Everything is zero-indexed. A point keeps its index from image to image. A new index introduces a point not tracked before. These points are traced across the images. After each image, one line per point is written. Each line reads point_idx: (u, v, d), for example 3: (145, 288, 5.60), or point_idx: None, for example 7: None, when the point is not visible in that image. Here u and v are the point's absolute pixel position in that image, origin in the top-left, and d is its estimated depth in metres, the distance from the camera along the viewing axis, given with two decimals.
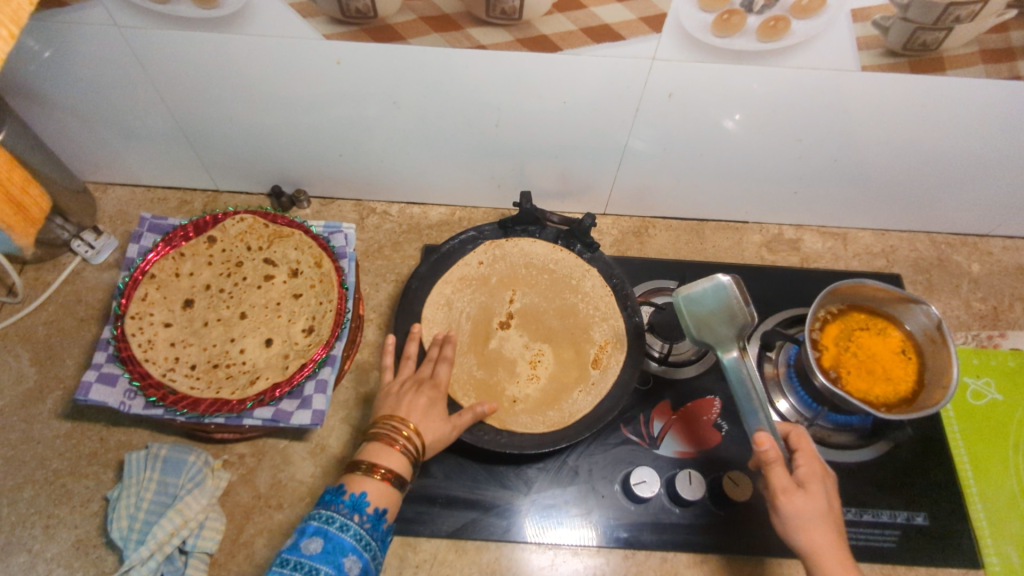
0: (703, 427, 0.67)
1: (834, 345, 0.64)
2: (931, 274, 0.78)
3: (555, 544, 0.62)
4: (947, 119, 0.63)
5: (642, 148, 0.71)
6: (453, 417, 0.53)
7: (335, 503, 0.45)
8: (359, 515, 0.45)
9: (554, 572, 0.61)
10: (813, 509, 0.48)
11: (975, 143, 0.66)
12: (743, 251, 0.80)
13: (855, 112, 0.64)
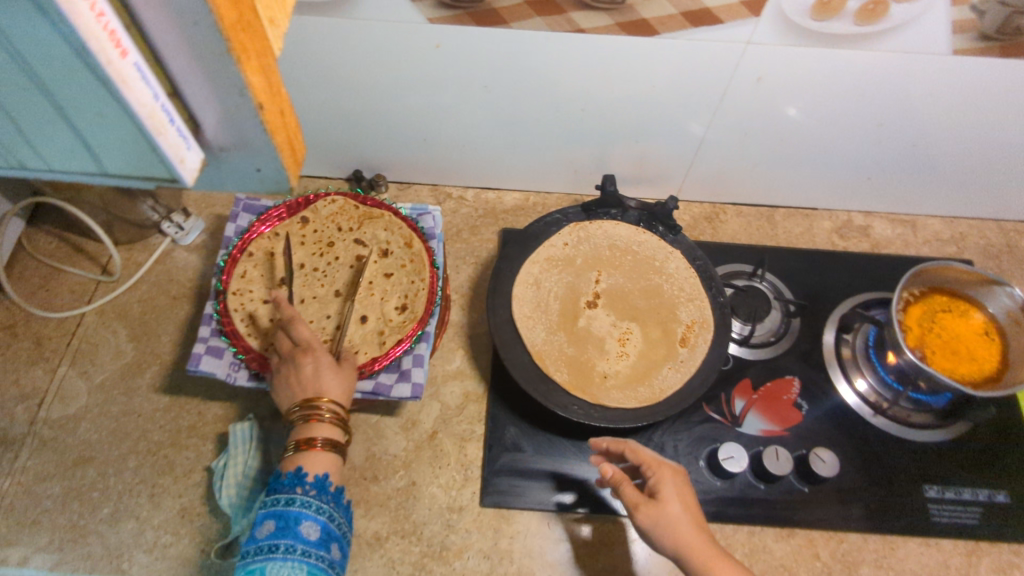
0: (784, 406, 0.68)
1: (918, 326, 0.65)
2: (1001, 260, 0.79)
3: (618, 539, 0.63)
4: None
5: (722, 134, 0.72)
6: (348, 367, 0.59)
7: (279, 486, 0.52)
8: (301, 487, 0.52)
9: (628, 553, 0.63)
10: (677, 521, 0.50)
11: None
12: (814, 236, 0.81)
13: (941, 96, 0.65)
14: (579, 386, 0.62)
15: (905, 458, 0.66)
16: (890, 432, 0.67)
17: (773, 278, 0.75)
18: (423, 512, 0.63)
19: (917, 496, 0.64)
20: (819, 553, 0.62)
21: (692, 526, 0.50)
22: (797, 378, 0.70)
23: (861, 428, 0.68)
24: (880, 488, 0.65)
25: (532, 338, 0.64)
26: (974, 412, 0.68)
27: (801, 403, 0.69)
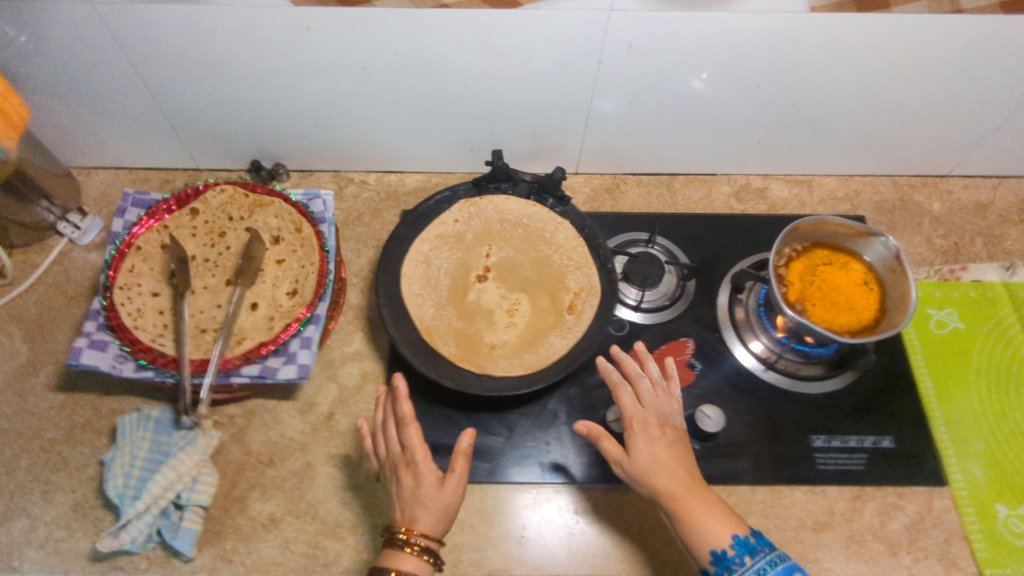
0: (677, 366, 0.70)
1: (800, 280, 0.67)
2: (893, 215, 0.81)
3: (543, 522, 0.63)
4: (900, 56, 0.65)
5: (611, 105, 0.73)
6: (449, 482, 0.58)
7: None
8: None
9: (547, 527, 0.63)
10: (647, 470, 0.55)
11: (928, 79, 0.68)
12: (712, 202, 0.82)
13: (814, 54, 0.66)
14: (466, 358, 0.63)
15: (793, 410, 0.68)
16: (781, 386, 0.69)
17: (666, 242, 0.76)
18: (320, 491, 0.64)
19: (803, 446, 0.66)
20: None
21: (667, 472, 0.55)
22: (691, 340, 0.71)
23: (752, 384, 0.69)
24: (768, 441, 0.67)
25: (421, 315, 0.65)
26: (859, 361, 0.70)
27: (694, 363, 0.70)
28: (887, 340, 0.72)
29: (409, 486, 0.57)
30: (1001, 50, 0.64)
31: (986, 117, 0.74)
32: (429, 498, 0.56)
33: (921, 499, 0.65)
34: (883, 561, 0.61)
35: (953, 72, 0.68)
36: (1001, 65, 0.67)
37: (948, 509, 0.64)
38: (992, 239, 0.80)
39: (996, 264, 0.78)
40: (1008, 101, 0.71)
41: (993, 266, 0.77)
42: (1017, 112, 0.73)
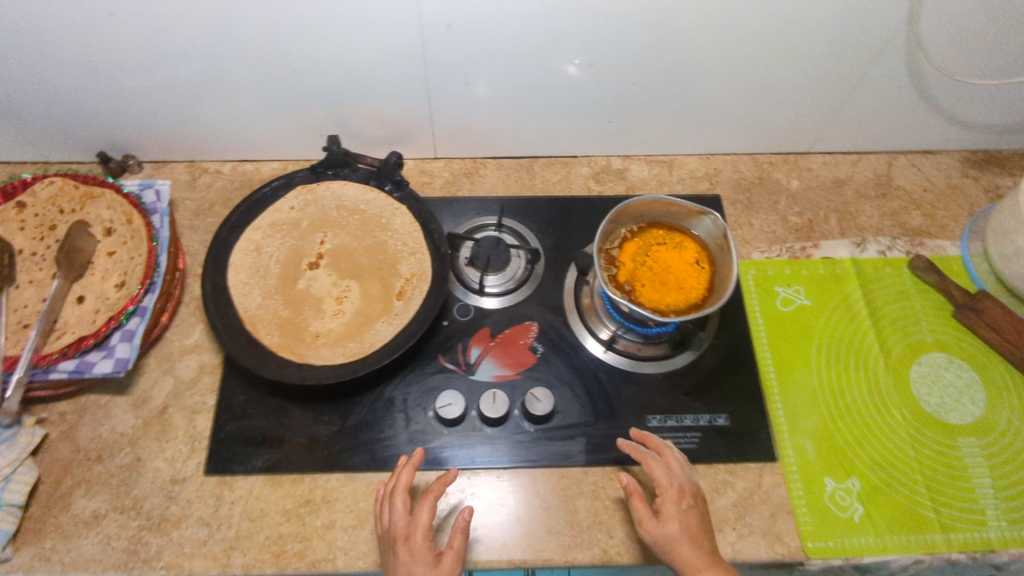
0: (519, 349, 0.70)
1: (631, 261, 0.68)
2: (750, 193, 0.82)
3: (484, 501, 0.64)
4: (726, 32, 0.65)
5: (470, 87, 0.73)
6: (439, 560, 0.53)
7: None
8: None
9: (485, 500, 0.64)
10: (673, 540, 0.54)
11: (762, 54, 0.68)
12: (571, 184, 0.82)
13: (641, 30, 0.65)
14: (288, 346, 0.63)
15: (632, 391, 0.68)
16: (622, 367, 0.70)
17: (511, 223, 0.78)
18: (147, 486, 0.63)
19: (638, 426, 0.66)
20: (539, 490, 0.64)
21: (689, 543, 0.53)
22: (535, 324, 0.72)
23: (592, 366, 0.69)
24: (604, 423, 0.67)
25: (246, 305, 0.64)
26: (699, 340, 0.71)
27: (537, 346, 0.71)
28: (730, 319, 0.73)
29: (405, 562, 0.53)
30: (820, 24, 0.64)
31: (829, 93, 0.74)
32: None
33: (751, 475, 0.65)
34: None
35: (784, 48, 0.68)
36: (827, 41, 0.67)
37: (778, 485, 0.65)
38: (846, 215, 0.80)
39: (848, 241, 0.78)
40: (845, 76, 0.72)
41: (845, 243, 0.78)
42: (857, 86, 0.73)
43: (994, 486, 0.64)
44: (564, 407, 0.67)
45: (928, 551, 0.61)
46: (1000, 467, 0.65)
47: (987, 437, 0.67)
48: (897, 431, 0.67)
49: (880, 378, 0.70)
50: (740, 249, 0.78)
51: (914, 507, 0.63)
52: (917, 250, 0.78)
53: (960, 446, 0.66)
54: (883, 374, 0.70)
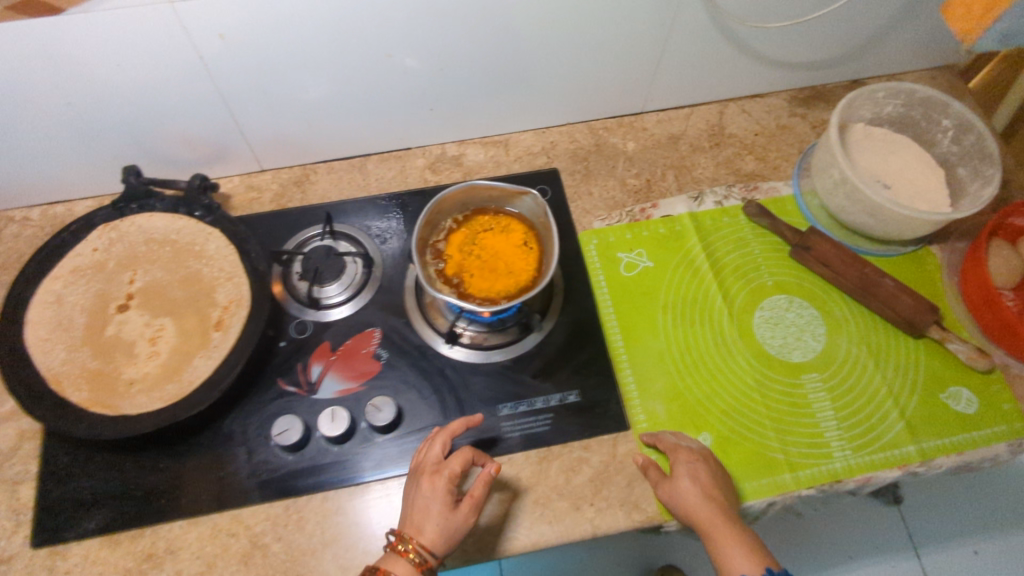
0: (362, 359, 0.69)
1: (459, 252, 0.66)
2: (588, 162, 0.81)
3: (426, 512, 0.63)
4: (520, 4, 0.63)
5: (300, 89, 0.69)
6: (455, 513, 0.55)
7: None
8: None
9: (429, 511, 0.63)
10: (685, 493, 0.56)
11: (565, 21, 0.67)
12: (406, 178, 0.80)
13: (433, 11, 0.62)
14: (98, 401, 0.58)
15: (481, 382, 0.68)
16: (469, 360, 0.69)
17: (343, 227, 0.75)
18: None
19: (489, 417, 0.66)
20: (393, 500, 0.62)
21: (699, 500, 0.56)
22: (377, 330, 0.70)
23: (438, 364, 0.69)
24: (455, 419, 0.66)
25: (48, 362, 0.59)
26: (545, 322, 0.70)
27: (381, 352, 0.69)
28: (574, 293, 0.72)
29: (425, 493, 0.56)
30: None
31: (643, 51, 0.73)
32: (438, 513, 0.54)
33: (605, 446, 0.65)
34: (568, 518, 0.61)
35: (586, 11, 0.66)
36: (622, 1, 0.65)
37: (633, 451, 0.65)
38: (683, 170, 0.81)
39: (685, 196, 0.79)
40: (656, 33, 0.71)
41: (682, 199, 0.79)
42: (667, 42, 0.72)
43: (837, 418, 0.67)
44: (413, 411, 0.66)
45: (782, 492, 0.63)
46: (841, 398, 0.68)
47: (828, 371, 0.69)
48: (745, 379, 0.68)
49: (726, 329, 0.71)
50: (582, 220, 0.77)
51: (765, 452, 0.65)
52: (752, 195, 0.79)
53: (804, 384, 0.69)
54: (728, 325, 0.71)
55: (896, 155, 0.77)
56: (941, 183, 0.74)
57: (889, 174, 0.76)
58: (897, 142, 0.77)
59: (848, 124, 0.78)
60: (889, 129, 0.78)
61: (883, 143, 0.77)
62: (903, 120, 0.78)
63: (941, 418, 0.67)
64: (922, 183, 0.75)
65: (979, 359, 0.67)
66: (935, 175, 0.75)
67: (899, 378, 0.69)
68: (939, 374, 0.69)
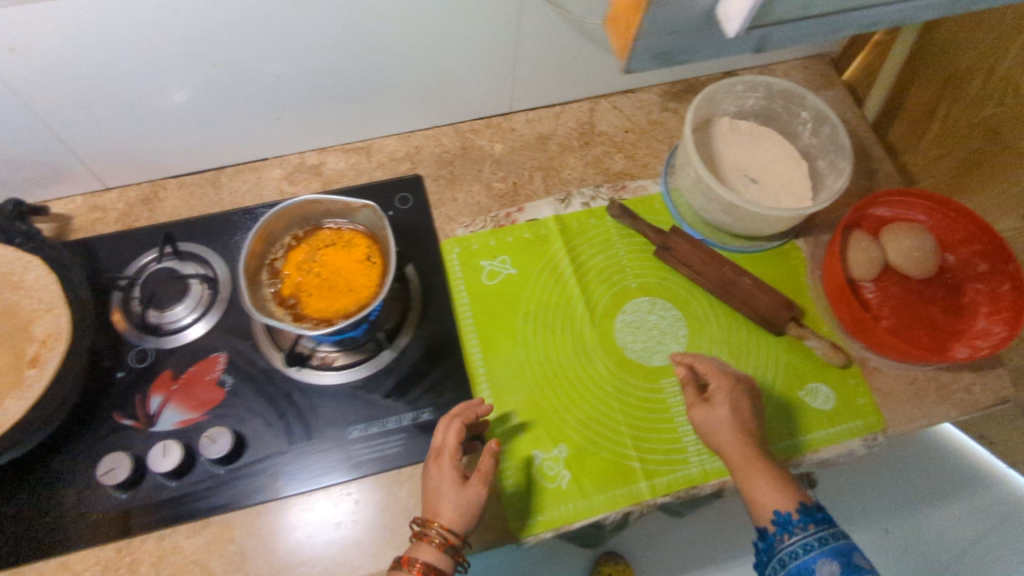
0: (205, 387, 0.66)
1: (297, 271, 0.63)
2: (454, 166, 0.78)
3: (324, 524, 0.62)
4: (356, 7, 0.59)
5: (162, 96, 0.64)
6: (477, 483, 0.57)
7: None
8: None
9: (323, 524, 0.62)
10: (721, 424, 0.60)
11: (407, 25, 0.63)
12: (261, 191, 0.76)
13: (258, 15, 0.57)
14: None
15: (330, 405, 0.66)
16: (317, 382, 0.67)
17: (190, 246, 0.70)
18: None
19: (337, 440, 0.65)
20: (234, 535, 0.61)
21: (728, 439, 0.59)
22: (223, 354, 0.67)
23: (287, 388, 0.66)
24: (303, 446, 0.64)
25: None
26: (400, 338, 0.69)
27: (226, 378, 0.66)
28: (433, 305, 0.70)
29: (434, 476, 0.58)
30: None
31: (499, 51, 0.70)
32: (449, 491, 0.57)
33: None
34: None
35: (432, 13, 0.63)
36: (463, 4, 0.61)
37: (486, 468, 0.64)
38: (551, 171, 0.79)
39: (552, 198, 0.77)
40: (510, 33, 0.67)
41: (549, 202, 0.76)
42: (522, 42, 0.69)
43: None
44: (257, 439, 0.64)
45: (637, 501, 0.63)
46: None
47: None
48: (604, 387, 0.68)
49: (587, 336, 0.70)
50: (444, 227, 0.75)
51: (622, 460, 0.65)
52: (619, 195, 0.77)
53: (664, 388, 0.69)
54: (589, 331, 0.70)
55: (761, 149, 0.76)
56: (804, 175, 0.74)
57: (754, 168, 0.75)
58: (762, 135, 0.76)
59: (713, 119, 0.76)
60: (755, 122, 0.77)
61: (748, 137, 0.76)
62: (767, 112, 0.77)
63: (798, 415, 0.68)
64: (786, 176, 0.74)
65: (834, 355, 0.68)
66: (798, 167, 0.74)
67: (758, 377, 0.69)
68: (798, 371, 0.70)
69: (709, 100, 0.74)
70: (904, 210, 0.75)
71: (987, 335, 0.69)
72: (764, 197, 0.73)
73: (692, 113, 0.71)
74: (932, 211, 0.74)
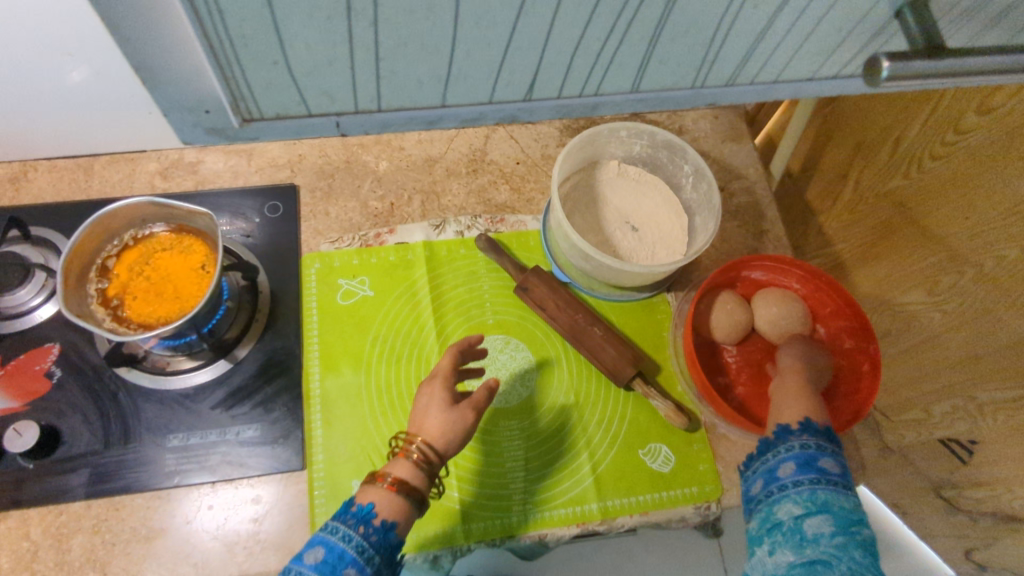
0: (32, 377, 0.65)
1: (128, 271, 0.62)
2: (333, 179, 0.76)
3: (210, 510, 0.63)
4: None
5: (41, 76, 0.60)
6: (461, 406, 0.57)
7: (343, 516, 0.52)
8: (363, 528, 0.51)
9: (202, 514, 0.62)
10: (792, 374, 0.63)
11: None
12: (132, 183, 0.75)
13: None
14: None
15: (154, 410, 0.65)
16: (145, 385, 0.65)
17: (43, 231, 0.70)
18: None
19: (155, 447, 0.64)
20: (29, 532, 0.60)
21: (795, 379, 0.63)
22: (57, 345, 0.66)
23: (113, 387, 0.65)
24: (117, 449, 0.63)
25: None
26: (238, 350, 0.67)
27: (55, 370, 0.65)
28: (280, 321, 0.69)
29: (424, 396, 0.58)
30: None
31: None
32: (437, 409, 0.56)
33: (271, 488, 0.64)
34: (214, 562, 0.61)
35: None
36: None
37: (301, 493, 0.64)
38: (431, 196, 0.77)
39: (425, 223, 0.75)
40: None
41: (422, 226, 0.75)
42: None
43: (526, 470, 0.65)
44: (72, 436, 0.63)
45: (445, 545, 0.62)
46: (535, 448, 0.66)
47: (528, 419, 0.67)
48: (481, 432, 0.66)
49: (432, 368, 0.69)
50: (310, 241, 0.74)
51: (441, 500, 0.63)
52: (495, 228, 0.75)
53: (500, 431, 0.66)
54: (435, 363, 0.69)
55: (646, 196, 0.74)
56: (684, 229, 0.72)
57: (635, 215, 0.73)
58: (650, 182, 0.74)
59: (600, 161, 0.75)
60: (644, 170, 0.75)
61: (634, 183, 0.74)
62: (656, 161, 0.76)
63: (634, 475, 0.65)
64: (665, 227, 0.72)
65: (674, 418, 0.65)
66: (679, 220, 0.72)
67: (600, 430, 0.67)
68: (643, 429, 0.67)
69: (593, 142, 0.73)
70: (780, 276, 0.73)
71: (836, 414, 0.66)
72: (638, 246, 0.71)
73: (567, 153, 0.70)
74: (806, 281, 0.72)
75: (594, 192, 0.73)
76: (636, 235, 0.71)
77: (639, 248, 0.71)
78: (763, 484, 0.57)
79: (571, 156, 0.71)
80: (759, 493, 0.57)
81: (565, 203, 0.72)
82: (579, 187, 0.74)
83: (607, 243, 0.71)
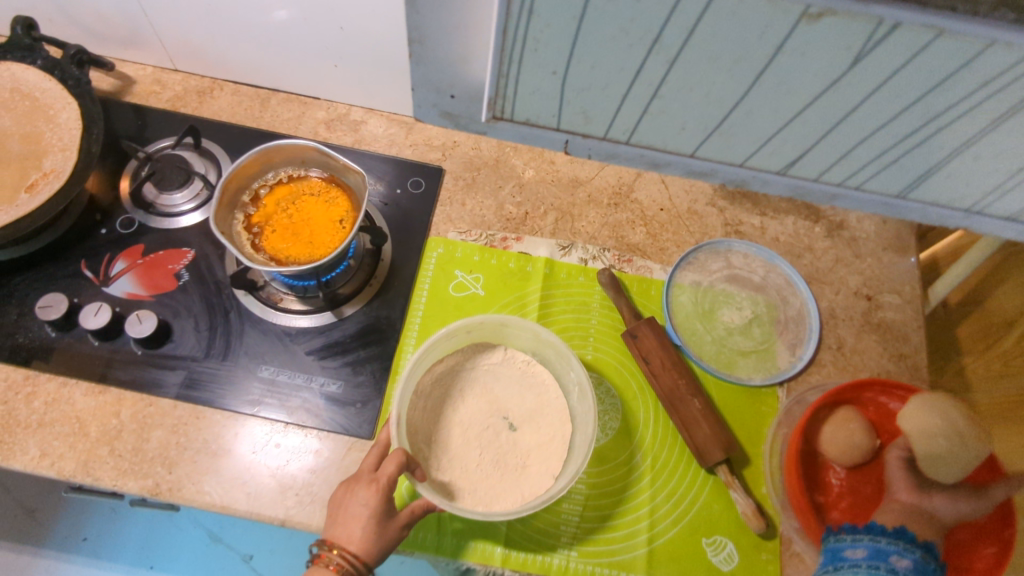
0: (163, 273, 0.70)
1: (275, 205, 0.65)
2: (478, 173, 0.78)
3: (276, 449, 0.64)
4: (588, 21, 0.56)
5: (259, 10, 0.67)
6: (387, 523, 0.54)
7: None
8: None
9: (265, 453, 0.64)
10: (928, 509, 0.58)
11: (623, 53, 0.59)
12: (299, 125, 0.80)
13: None
14: None
15: (256, 338, 0.68)
16: (255, 312, 0.69)
17: (212, 145, 0.76)
18: None
19: (247, 372, 0.66)
20: (120, 412, 0.64)
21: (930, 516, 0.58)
22: (191, 252, 0.71)
23: (227, 305, 0.69)
24: (215, 364, 0.67)
25: None
26: (346, 307, 0.69)
27: (183, 273, 0.70)
28: (390, 293, 0.71)
29: (360, 499, 0.54)
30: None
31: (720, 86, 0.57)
32: (369, 521, 0.53)
33: (336, 446, 0.65)
34: (265, 498, 0.62)
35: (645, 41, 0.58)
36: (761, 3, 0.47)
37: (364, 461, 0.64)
38: (567, 217, 0.76)
39: (554, 241, 0.75)
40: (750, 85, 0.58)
41: (549, 243, 0.75)
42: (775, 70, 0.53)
43: (580, 516, 0.62)
44: (180, 338, 0.67)
45: (481, 561, 0.60)
46: (596, 498, 0.63)
47: (598, 464, 0.65)
48: (617, 470, 0.65)
49: None
50: (440, 225, 0.75)
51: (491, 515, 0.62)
52: (620, 266, 0.74)
53: None
54: None
55: (533, 393, 0.64)
56: (562, 444, 0.61)
57: (515, 411, 0.63)
58: (540, 379, 0.65)
59: (477, 354, 0.66)
60: (535, 359, 0.67)
61: (521, 375, 0.65)
62: (545, 353, 0.67)
63: (691, 561, 0.61)
64: (545, 435, 0.62)
65: (752, 520, 0.61)
66: (559, 429, 0.62)
67: (666, 504, 0.63)
68: (713, 517, 0.63)
69: (481, 328, 0.66)
70: None
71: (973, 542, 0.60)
72: (470, 477, 0.59)
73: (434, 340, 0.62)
74: None
75: (478, 385, 0.64)
76: (510, 438, 0.62)
77: (508, 455, 0.61)
78: (869, 556, 0.56)
79: (467, 331, 0.65)
80: (857, 560, 0.56)
81: (424, 400, 0.63)
82: (461, 372, 0.65)
83: (473, 445, 0.61)
